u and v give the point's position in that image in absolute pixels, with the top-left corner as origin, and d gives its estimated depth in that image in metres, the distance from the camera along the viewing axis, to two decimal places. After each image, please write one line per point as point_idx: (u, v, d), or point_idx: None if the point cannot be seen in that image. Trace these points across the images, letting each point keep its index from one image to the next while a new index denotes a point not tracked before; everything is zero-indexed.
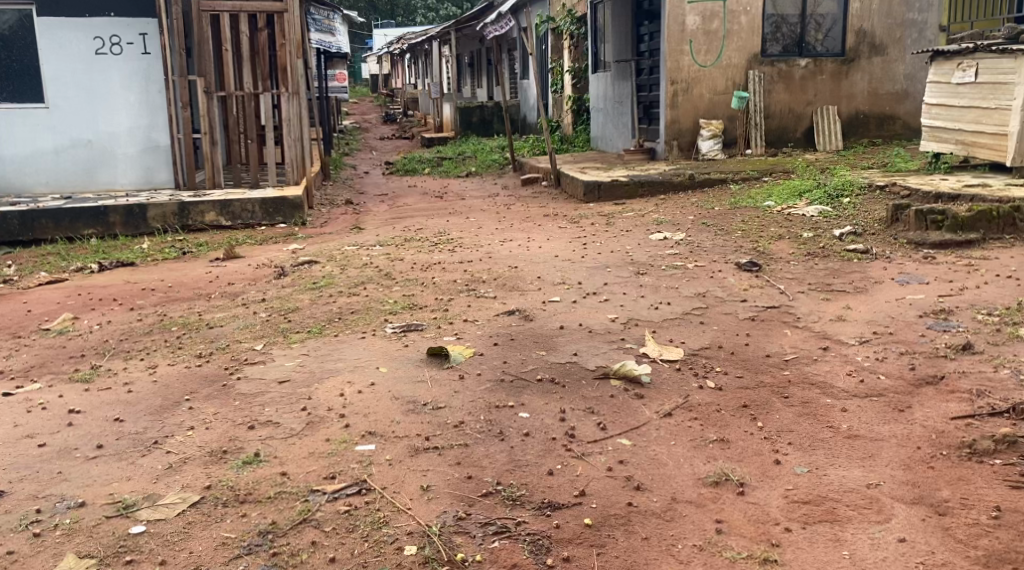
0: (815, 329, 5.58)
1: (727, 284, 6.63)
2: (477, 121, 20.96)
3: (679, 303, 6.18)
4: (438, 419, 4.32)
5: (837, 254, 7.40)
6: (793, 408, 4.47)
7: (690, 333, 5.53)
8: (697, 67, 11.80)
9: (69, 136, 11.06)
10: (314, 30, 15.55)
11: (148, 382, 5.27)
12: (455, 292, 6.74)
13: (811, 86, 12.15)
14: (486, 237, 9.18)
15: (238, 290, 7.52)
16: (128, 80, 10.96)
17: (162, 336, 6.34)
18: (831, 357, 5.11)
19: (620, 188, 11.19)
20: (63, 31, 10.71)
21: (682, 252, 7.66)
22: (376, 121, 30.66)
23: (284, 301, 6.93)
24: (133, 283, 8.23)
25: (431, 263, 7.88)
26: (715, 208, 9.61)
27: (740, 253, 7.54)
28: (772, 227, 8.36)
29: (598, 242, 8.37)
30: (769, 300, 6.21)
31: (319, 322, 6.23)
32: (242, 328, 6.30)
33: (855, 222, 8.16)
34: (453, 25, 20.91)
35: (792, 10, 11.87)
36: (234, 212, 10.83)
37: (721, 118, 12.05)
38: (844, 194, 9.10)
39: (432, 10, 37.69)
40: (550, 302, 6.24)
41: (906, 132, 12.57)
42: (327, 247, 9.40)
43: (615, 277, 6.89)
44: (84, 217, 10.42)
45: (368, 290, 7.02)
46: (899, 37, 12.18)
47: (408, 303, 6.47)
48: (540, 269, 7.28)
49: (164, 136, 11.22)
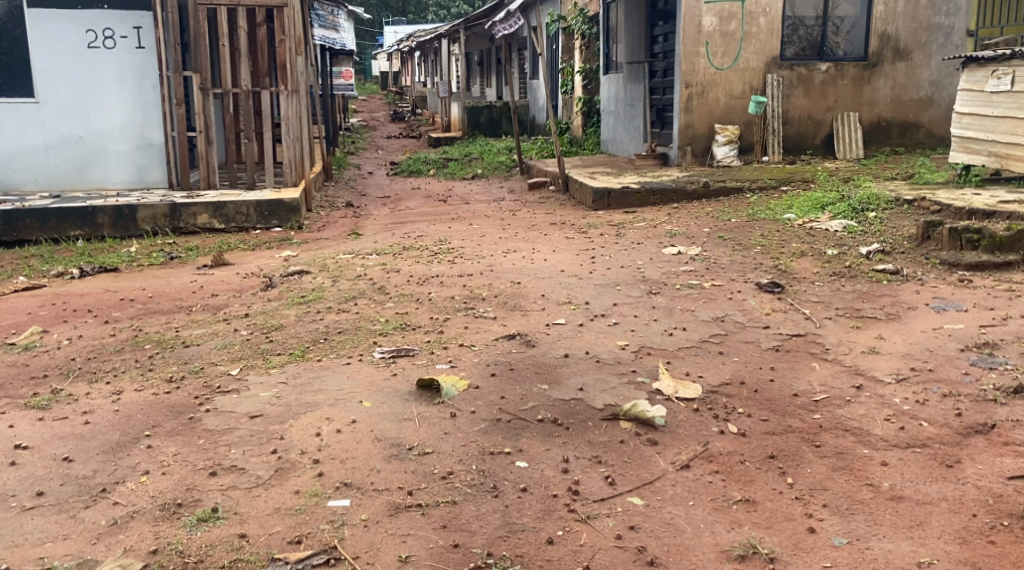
0: (846, 363, 5.05)
1: (747, 307, 6.11)
2: (485, 122, 20.50)
3: (696, 329, 5.66)
4: (423, 468, 3.82)
5: (865, 274, 6.88)
6: (825, 461, 3.96)
7: (708, 366, 5.00)
8: (713, 70, 11.29)
9: (60, 132, 10.58)
10: (318, 26, 15.03)
11: (108, 411, 4.77)
12: (452, 310, 6.23)
13: (832, 91, 11.61)
14: (489, 247, 8.68)
15: (222, 303, 7.02)
16: (122, 75, 10.47)
17: (133, 356, 5.84)
18: (866, 398, 4.59)
19: (631, 196, 10.67)
20: (55, 23, 10.25)
21: (697, 269, 7.15)
22: (384, 119, 30.17)
23: (268, 317, 6.43)
24: (112, 292, 7.73)
25: (429, 276, 7.37)
26: (731, 219, 9.10)
27: (760, 271, 7.03)
28: (793, 243, 7.84)
29: (607, 255, 7.86)
30: (794, 327, 5.69)
31: (301, 343, 5.72)
32: (219, 348, 5.80)
33: (882, 239, 7.62)
34: (462, 23, 20.42)
35: (811, 11, 11.35)
36: (227, 215, 10.31)
37: (738, 124, 11.53)
38: (869, 208, 8.57)
39: (443, 7, 37.02)
40: (554, 325, 5.72)
41: (930, 140, 12.01)
42: (321, 254, 8.91)
43: (625, 297, 6.37)
44: (71, 218, 9.93)
45: (359, 306, 6.51)
46: (924, 42, 11.64)
47: (401, 323, 5.96)
48: (544, 285, 6.77)
49: (157, 134, 10.71)
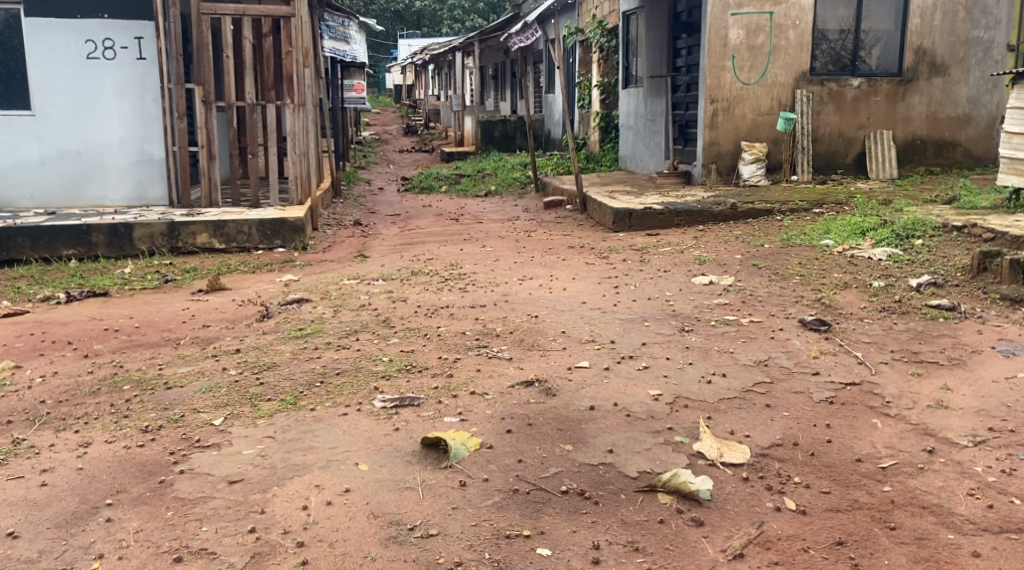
0: (912, 421, 4.41)
1: (792, 348, 5.50)
2: (500, 136, 19.94)
3: (736, 375, 5.04)
4: (426, 556, 3.42)
5: (917, 310, 6.26)
6: (904, 549, 3.48)
7: (754, 423, 4.39)
8: (739, 85, 10.71)
9: (56, 146, 10.03)
10: (328, 38, 14.46)
11: (70, 470, 4.16)
12: (464, 349, 5.62)
13: (864, 108, 10.98)
14: (504, 273, 8.08)
15: (213, 336, 6.43)
16: (122, 87, 9.93)
17: (109, 399, 5.24)
18: (941, 466, 3.97)
19: (653, 217, 10.04)
20: (54, 33, 9.74)
21: (732, 302, 6.53)
22: (398, 133, 29.63)
23: (260, 354, 5.82)
24: (96, 321, 7.14)
25: (439, 306, 6.77)
26: (764, 244, 8.49)
27: (802, 305, 6.43)
28: (834, 273, 7.23)
29: (632, 284, 7.26)
30: (846, 375, 5.07)
31: (293, 388, 5.10)
32: (204, 392, 5.20)
33: (933, 270, 7.01)
34: (477, 37, 19.86)
35: (834, 24, 10.74)
36: (228, 234, 9.73)
37: (765, 141, 10.91)
38: (914, 234, 7.96)
39: (457, 19, 36.23)
40: (577, 369, 5.09)
41: (968, 160, 11.30)
42: (324, 279, 8.33)
43: (654, 335, 5.75)
44: (64, 236, 9.39)
45: (361, 342, 5.90)
46: (962, 56, 10.98)
47: (405, 364, 5.35)
48: (565, 320, 6.15)
49: (158, 148, 10.15)
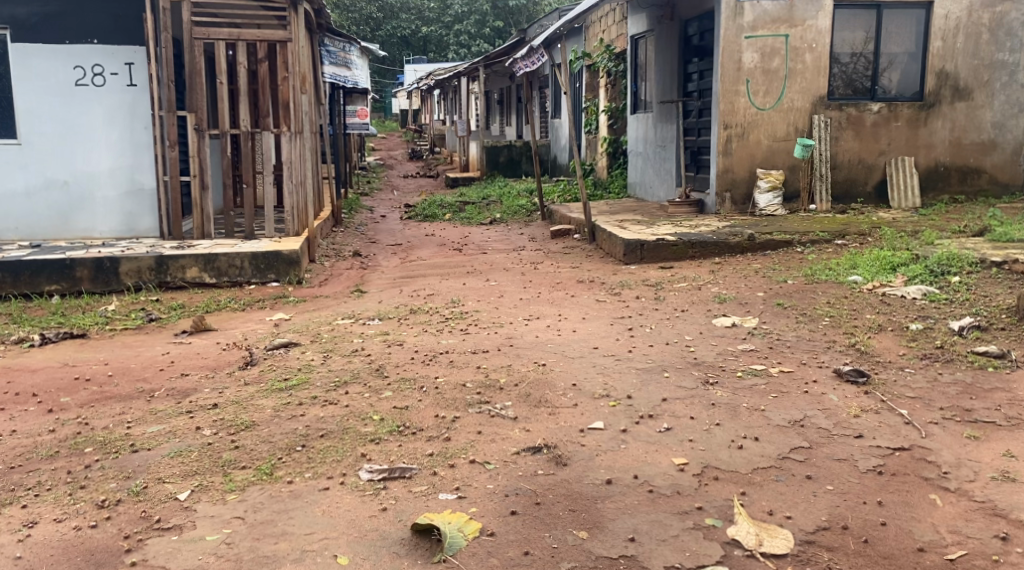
0: (977, 498, 3.93)
1: (829, 405, 4.95)
2: (505, 161, 19.44)
3: (771, 440, 4.50)
4: None
5: (963, 358, 5.71)
6: None
7: (795, 499, 3.91)
8: (754, 110, 10.18)
9: (43, 175, 9.48)
10: (328, 64, 13.95)
11: (6, 561, 3.77)
12: (463, 406, 5.04)
13: (885, 133, 10.42)
14: (509, 312, 7.53)
15: (190, 387, 5.85)
16: (111, 115, 9.43)
17: (67, 465, 4.66)
18: (1019, 558, 3.57)
19: (666, 248, 9.48)
20: (41, 58, 9.24)
21: (759, 348, 5.98)
22: (402, 158, 29.13)
23: (239, 411, 5.23)
24: (67, 368, 6.54)
25: (438, 352, 6.20)
26: (787, 280, 7.93)
27: (835, 352, 5.88)
28: (867, 314, 6.68)
29: (648, 326, 6.70)
30: (894, 438, 4.51)
31: (270, 455, 4.53)
32: (172, 457, 4.63)
33: (975, 311, 6.47)
34: (481, 62, 19.39)
35: (850, 47, 10.24)
36: (219, 268, 9.14)
37: (782, 168, 10.36)
38: (950, 270, 7.41)
39: (461, 45, 35.38)
40: (590, 432, 4.53)
41: (995, 187, 10.72)
42: (317, 318, 7.77)
43: (675, 389, 5.17)
44: (47, 271, 8.82)
45: (350, 397, 5.27)
46: (986, 80, 10.44)
47: (397, 424, 4.77)
48: (575, 370, 5.57)
49: (149, 178, 9.61)
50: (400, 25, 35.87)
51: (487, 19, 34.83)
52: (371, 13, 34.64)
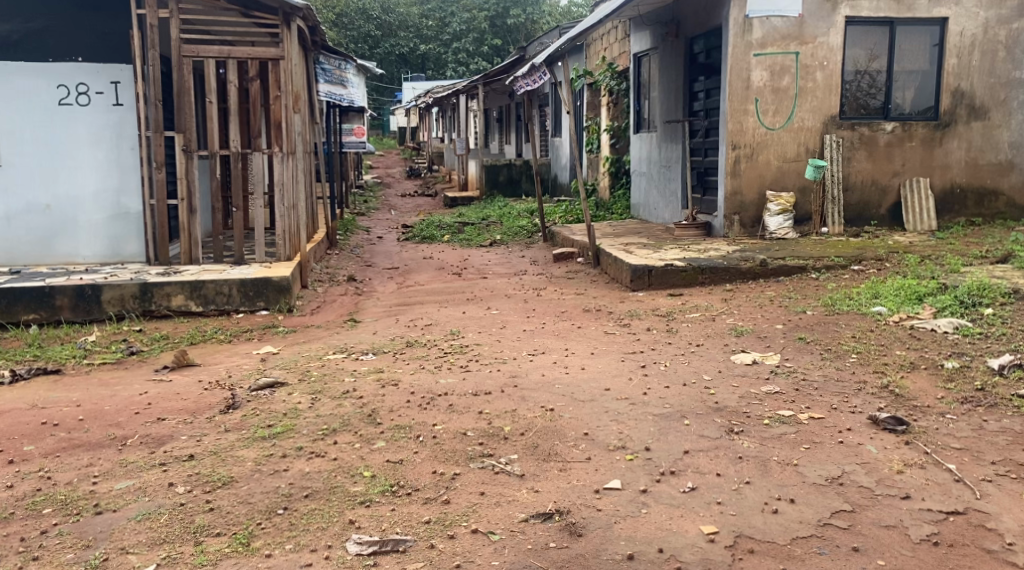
0: None
1: (868, 458, 4.48)
2: (505, 180, 19.08)
3: (809, 502, 4.08)
4: None
5: (1007, 402, 5.23)
6: None
7: None
8: (763, 130, 9.73)
9: (23, 199, 8.99)
10: (322, 82, 13.55)
11: None
12: (464, 460, 4.56)
13: (899, 154, 9.96)
14: (512, 345, 7.04)
15: (167, 434, 5.35)
16: (96, 135, 8.93)
17: (21, 530, 4.18)
18: None
19: (675, 274, 9.00)
20: (23, 76, 8.78)
21: (784, 391, 5.49)
22: (400, 176, 28.68)
23: (217, 463, 4.71)
24: (35, 411, 6.02)
25: (436, 394, 5.69)
26: (807, 311, 7.44)
27: (868, 396, 5.40)
28: (897, 350, 6.20)
29: (662, 363, 6.21)
30: (945, 500, 4.10)
31: (247, 519, 4.11)
32: (141, 521, 4.16)
33: (1014, 347, 6.00)
34: (481, 80, 19.00)
35: (864, 64, 9.82)
36: (206, 296, 8.62)
37: (792, 190, 9.90)
38: (982, 301, 6.94)
39: (461, 63, 35.09)
40: (605, 493, 4.17)
41: (1012, 210, 10.25)
42: (307, 352, 7.27)
43: (698, 440, 4.69)
44: (24, 299, 8.31)
45: (338, 449, 4.79)
46: (1003, 99, 10.00)
47: (389, 483, 4.34)
48: (586, 417, 5.07)
49: (135, 201, 9.09)
50: (399, 43, 35.47)
51: (486, 37, 34.43)
52: (369, 32, 34.32)
